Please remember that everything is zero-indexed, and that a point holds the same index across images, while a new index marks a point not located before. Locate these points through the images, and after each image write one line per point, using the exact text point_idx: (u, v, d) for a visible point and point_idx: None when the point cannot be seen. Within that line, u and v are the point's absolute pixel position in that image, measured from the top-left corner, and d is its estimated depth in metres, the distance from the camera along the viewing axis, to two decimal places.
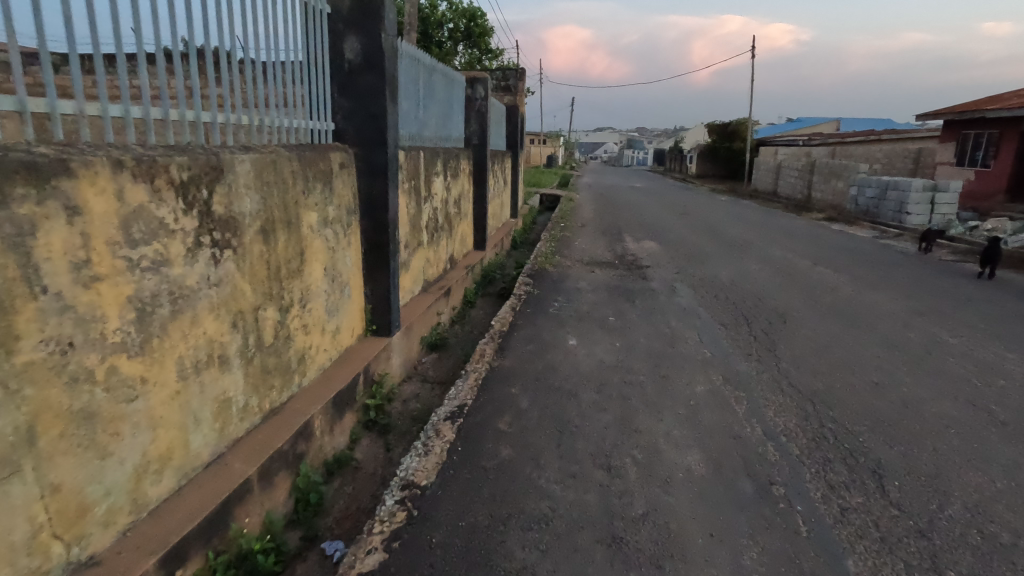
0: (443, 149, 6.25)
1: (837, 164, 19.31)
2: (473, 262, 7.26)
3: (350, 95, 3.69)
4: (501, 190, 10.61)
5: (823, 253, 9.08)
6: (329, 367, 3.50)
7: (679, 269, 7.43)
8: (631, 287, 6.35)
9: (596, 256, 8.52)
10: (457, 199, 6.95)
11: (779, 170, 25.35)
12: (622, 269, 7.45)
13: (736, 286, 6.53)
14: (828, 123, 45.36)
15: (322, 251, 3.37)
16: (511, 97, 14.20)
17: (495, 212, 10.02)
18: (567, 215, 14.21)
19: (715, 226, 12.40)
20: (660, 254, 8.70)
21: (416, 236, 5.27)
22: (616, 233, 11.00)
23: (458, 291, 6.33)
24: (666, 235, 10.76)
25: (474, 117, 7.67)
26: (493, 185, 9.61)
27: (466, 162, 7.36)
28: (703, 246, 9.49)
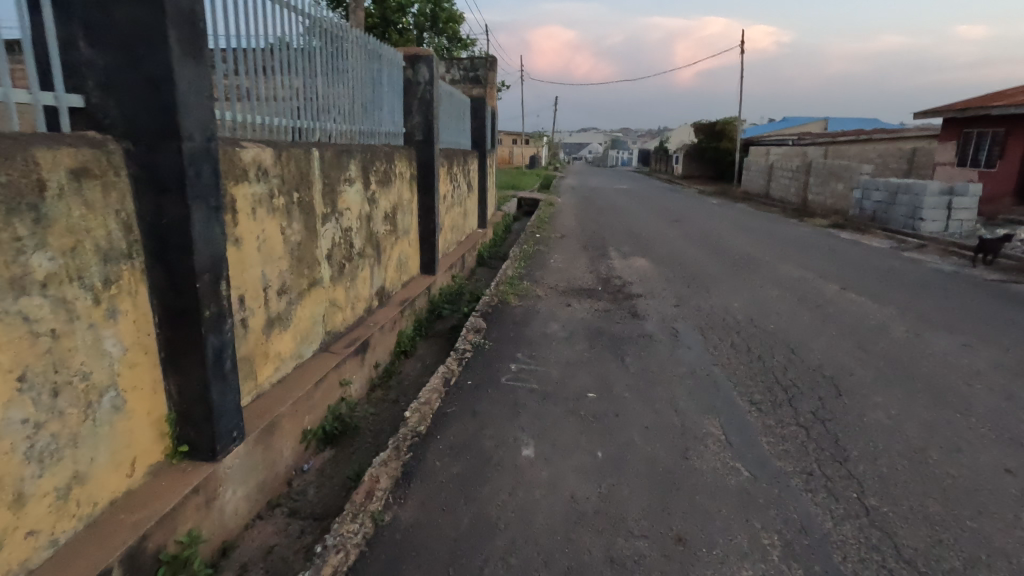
0: (361, 147, 4.59)
1: (835, 165, 18.00)
2: (414, 294, 5.62)
3: (107, 46, 2.02)
4: (462, 198, 8.96)
5: (845, 273, 7.59)
6: (42, 563, 1.82)
7: (678, 299, 5.88)
8: (618, 329, 4.78)
9: (574, 279, 6.92)
10: (389, 212, 5.31)
11: (771, 171, 24.06)
12: (606, 300, 5.88)
13: (755, 327, 4.98)
14: (815, 124, 44.44)
15: (8, 345, 1.69)
16: (481, 89, 12.60)
17: (455, 224, 8.40)
18: (544, 223, 12.63)
19: (713, 237, 10.91)
20: (653, 276, 7.15)
21: (305, 274, 3.62)
22: (602, 247, 9.45)
23: (386, 339, 4.69)
24: (659, 249, 9.23)
25: (416, 107, 6.00)
26: (450, 191, 7.96)
27: (404, 164, 5.71)
28: (704, 264, 7.98)
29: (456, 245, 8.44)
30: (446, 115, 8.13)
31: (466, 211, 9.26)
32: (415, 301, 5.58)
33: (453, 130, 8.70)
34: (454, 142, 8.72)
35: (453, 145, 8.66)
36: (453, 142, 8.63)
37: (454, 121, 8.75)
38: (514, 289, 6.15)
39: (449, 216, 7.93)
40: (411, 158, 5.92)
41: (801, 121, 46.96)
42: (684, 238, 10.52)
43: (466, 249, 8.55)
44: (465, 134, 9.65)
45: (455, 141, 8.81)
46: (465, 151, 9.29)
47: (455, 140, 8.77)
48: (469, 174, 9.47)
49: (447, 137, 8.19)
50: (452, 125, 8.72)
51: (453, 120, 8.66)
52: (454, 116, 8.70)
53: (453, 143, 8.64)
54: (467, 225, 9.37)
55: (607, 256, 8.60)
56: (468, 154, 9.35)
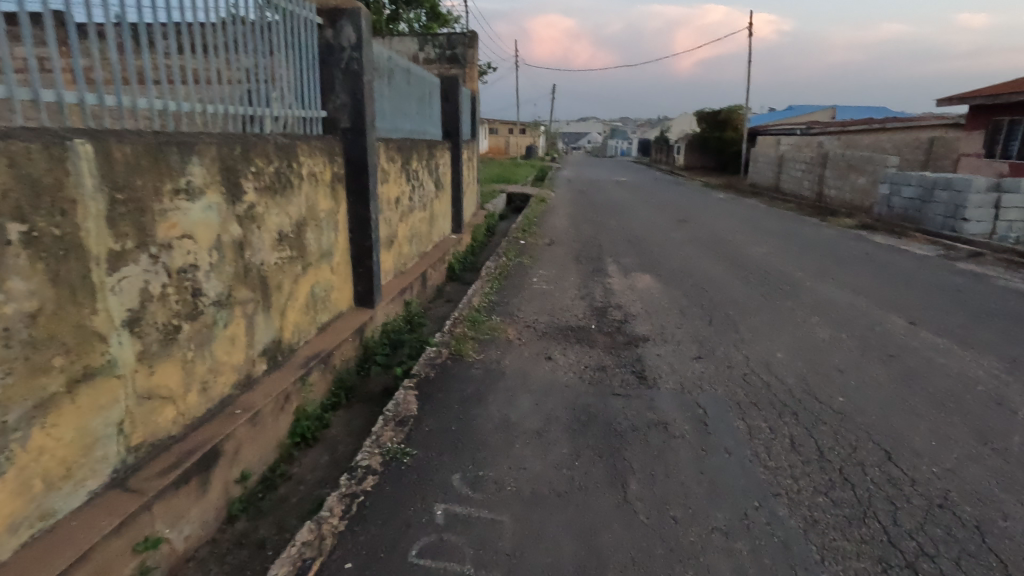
0: (220, 136, 2.99)
1: (857, 157, 16.33)
2: (333, 343, 4.05)
3: None
4: (428, 199, 7.36)
5: (905, 298, 5.98)
6: None
7: (698, 347, 4.31)
8: (616, 411, 3.22)
9: (561, 309, 5.34)
10: (290, 232, 3.72)
11: (781, 162, 22.40)
12: (601, 349, 4.29)
13: (815, 402, 3.42)
14: (823, 112, 42.65)
15: None
16: (459, 69, 10.94)
17: (416, 234, 6.84)
18: (534, 224, 11.02)
19: (729, 242, 9.30)
20: (660, 301, 5.58)
21: (61, 368, 2.04)
22: (599, 257, 7.87)
23: (268, 428, 3.13)
24: (668, 261, 7.62)
25: (341, 83, 4.39)
26: (406, 192, 6.36)
27: (318, 162, 4.11)
28: (724, 283, 6.40)
29: (417, 260, 6.89)
30: (401, 96, 6.47)
31: (433, 215, 7.67)
32: (334, 353, 4.02)
33: (414, 116, 7.05)
34: (416, 131, 7.09)
35: (414, 134, 7.04)
36: (414, 132, 7.03)
37: (415, 104, 7.11)
38: (476, 330, 4.55)
39: (405, 224, 6.36)
40: (332, 152, 4.31)
41: (810, 108, 45.08)
42: (696, 245, 8.90)
43: (431, 262, 7.00)
44: (433, 122, 7.99)
45: (417, 130, 7.17)
46: (432, 141, 7.66)
47: (416, 128, 7.14)
48: (438, 170, 7.86)
49: (404, 125, 6.56)
50: (412, 110, 7.08)
51: (414, 104, 7.02)
52: (414, 98, 7.05)
53: (414, 133, 7.02)
54: (435, 232, 7.80)
55: (603, 271, 7.01)
56: (435, 146, 7.71)
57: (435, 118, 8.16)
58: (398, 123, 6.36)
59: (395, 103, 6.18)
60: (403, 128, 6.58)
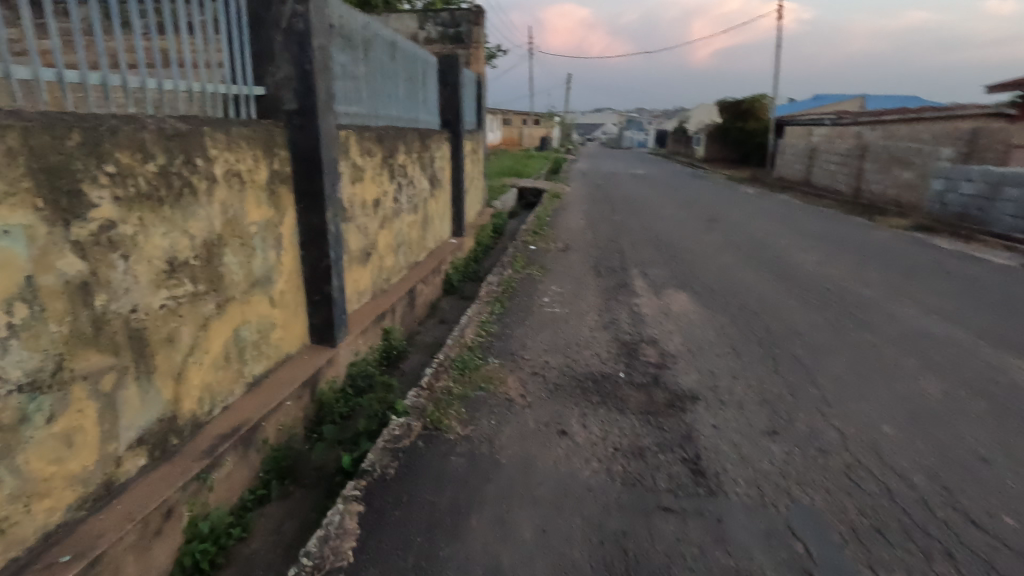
0: (36, 117, 1.87)
1: (902, 148, 14.86)
2: (264, 408, 2.93)
3: None
4: (418, 200, 6.20)
5: (1015, 329, 4.72)
6: None
7: (768, 414, 3.13)
8: (666, 553, 2.07)
9: (579, 345, 4.17)
10: (194, 258, 2.60)
11: (813, 154, 20.87)
12: (635, 416, 3.13)
13: (970, 529, 2.24)
14: (852, 102, 40.74)
15: None
16: (463, 50, 9.73)
17: (403, 242, 5.71)
18: (546, 224, 9.82)
19: (772, 248, 8.04)
20: (704, 334, 4.38)
21: None
22: (622, 267, 6.67)
23: (127, 570, 2.05)
24: (706, 273, 6.40)
25: (282, 49, 3.24)
26: (389, 192, 5.22)
27: (246, 157, 2.97)
28: (781, 305, 5.18)
29: (404, 273, 5.75)
30: (380, 74, 5.29)
31: (426, 218, 6.52)
32: (265, 422, 2.91)
33: (400, 100, 5.87)
34: (402, 117, 5.91)
35: (400, 122, 5.85)
36: (399, 119, 5.84)
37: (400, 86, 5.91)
38: (465, 383, 3.40)
39: (387, 232, 5.23)
40: (268, 143, 3.18)
41: (839, 97, 43.04)
42: (735, 252, 7.66)
43: (423, 276, 5.86)
44: (426, 108, 6.78)
45: (403, 117, 5.99)
46: (425, 130, 6.49)
47: (403, 114, 5.95)
48: (433, 165, 6.71)
49: (384, 110, 5.37)
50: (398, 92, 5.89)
51: (398, 85, 5.83)
52: (399, 78, 5.85)
53: (399, 121, 5.84)
54: (429, 237, 6.66)
55: (629, 286, 5.81)
56: (429, 135, 6.53)
57: (429, 103, 6.96)
58: (376, 107, 5.17)
59: (372, 83, 5.04)
60: (385, 114, 5.40)
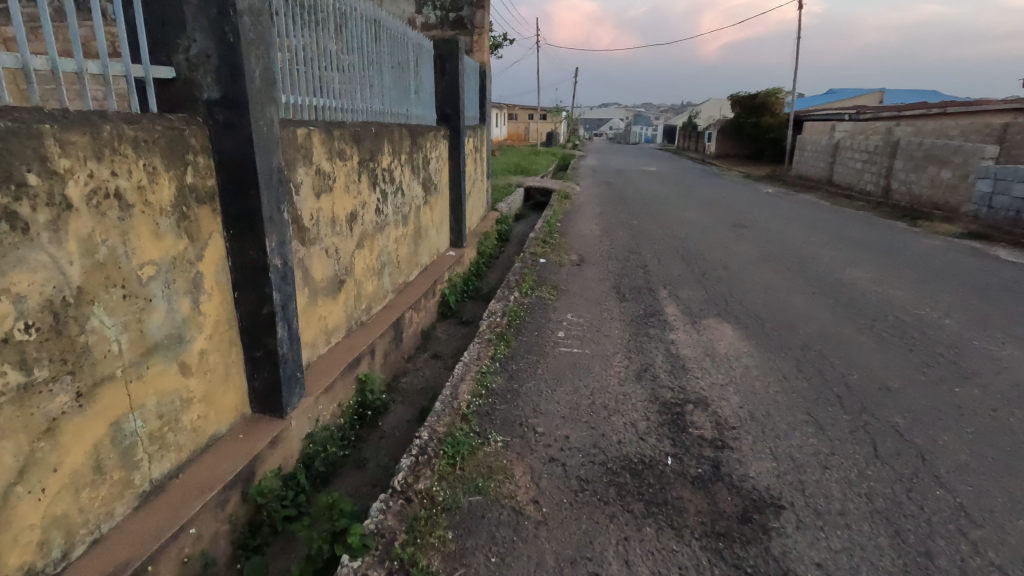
0: None
1: (940, 146, 13.78)
2: (156, 538, 2.00)
3: None
4: (409, 209, 5.24)
5: None
6: None
7: (890, 540, 2.18)
8: None
9: (606, 406, 3.22)
10: (25, 329, 1.66)
11: (837, 151, 19.74)
12: (697, 542, 2.17)
13: None
14: (869, 97, 39.46)
15: None
16: (465, 36, 8.73)
17: (388, 262, 4.77)
18: (556, 230, 8.84)
19: (816, 262, 7.03)
20: (766, 392, 3.41)
21: None
22: (648, 288, 5.68)
23: None
24: (750, 297, 5.40)
25: (198, 12, 2.28)
26: (369, 203, 4.27)
27: (132, 168, 2.03)
28: (851, 344, 4.20)
29: (390, 298, 4.82)
30: (357, 58, 4.31)
31: (418, 230, 5.58)
32: (158, 560, 1.98)
33: (384, 91, 4.90)
34: (387, 111, 4.93)
35: (384, 116, 4.88)
36: (383, 113, 4.87)
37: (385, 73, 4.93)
38: (455, 480, 2.45)
39: (367, 251, 4.29)
40: (174, 146, 2.22)
41: (854, 92, 41.77)
42: (775, 267, 6.66)
43: (412, 301, 4.92)
44: (417, 100, 5.80)
45: (389, 111, 5.01)
46: (417, 126, 5.52)
47: (388, 108, 4.97)
48: (426, 167, 5.74)
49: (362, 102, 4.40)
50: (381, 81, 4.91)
51: (382, 73, 4.85)
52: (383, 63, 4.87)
53: (383, 115, 4.87)
54: (421, 251, 5.71)
55: (659, 315, 4.83)
56: (421, 132, 5.56)
57: (422, 94, 5.97)
58: (351, 98, 4.20)
59: (340, 77, 4.06)
60: (363, 106, 4.43)
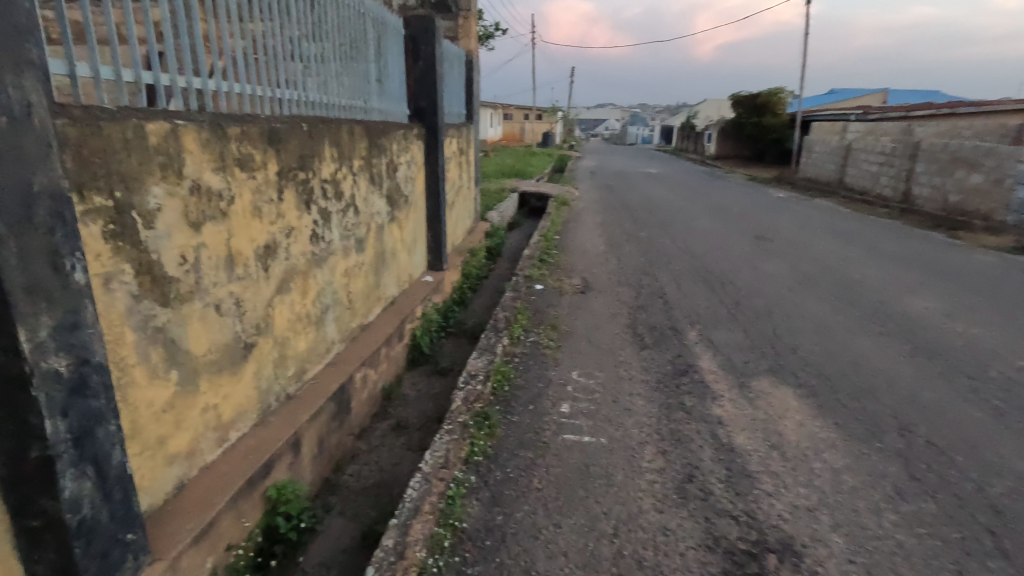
0: None
1: (969, 148, 12.74)
2: None
3: None
4: (365, 230, 4.04)
5: None
6: None
7: None
8: None
9: (643, 564, 2.04)
10: None
11: (848, 153, 18.70)
12: None
13: None
14: (872, 97, 38.70)
15: None
16: (449, 20, 7.51)
17: (334, 304, 3.58)
18: (554, 245, 7.67)
19: (866, 286, 5.89)
20: (882, 529, 2.24)
21: None
22: (673, 328, 4.53)
23: None
24: (802, 341, 4.25)
25: None
26: (299, 229, 3.08)
27: None
28: (965, 425, 3.06)
29: (337, 351, 3.64)
30: (276, 27, 3.10)
31: (380, 257, 4.39)
32: None
33: (324, 76, 3.70)
34: (329, 104, 3.74)
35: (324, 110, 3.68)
36: (324, 106, 3.67)
37: (324, 52, 3.73)
38: None
39: (296, 296, 3.09)
40: None
41: (855, 91, 41.02)
42: (820, 295, 5.51)
43: (369, 354, 3.73)
44: (378, 91, 4.59)
45: (333, 103, 3.80)
46: (378, 124, 4.31)
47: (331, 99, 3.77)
48: (391, 175, 4.55)
49: (285, 89, 3.20)
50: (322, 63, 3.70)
51: (319, 51, 3.65)
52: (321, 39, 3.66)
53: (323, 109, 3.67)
54: (386, 282, 4.53)
55: (693, 372, 3.67)
56: (384, 131, 4.36)
57: (386, 84, 4.76)
58: (263, 82, 2.99)
59: (252, 62, 2.90)
60: (287, 95, 3.22)
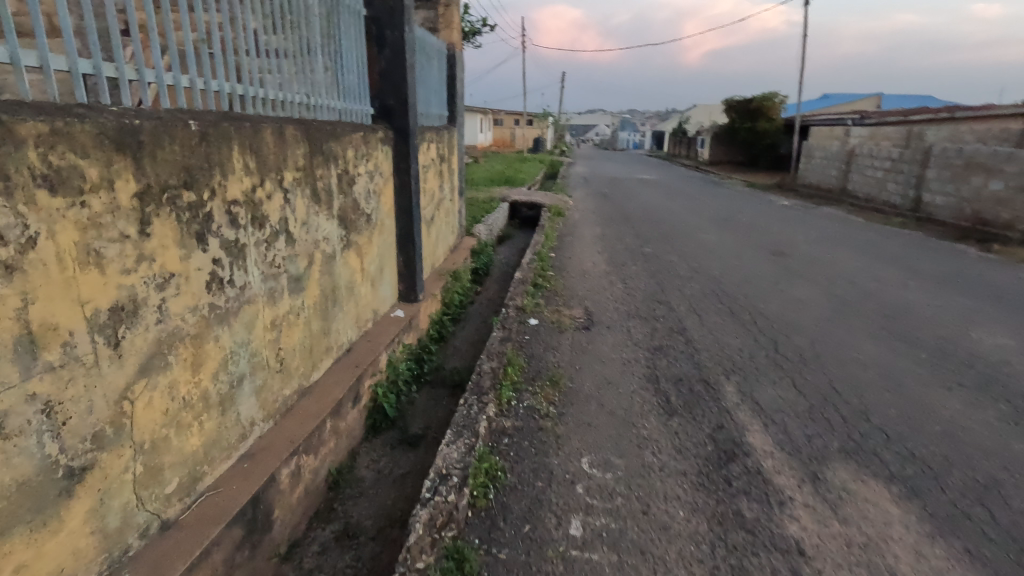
0: None
1: (986, 154, 12.02)
2: None
3: None
4: (303, 264, 3.04)
5: None
6: None
7: None
8: None
9: None
10: None
11: (850, 159, 18.01)
12: None
13: None
14: (863, 101, 38.42)
15: None
16: (426, 7, 6.51)
17: (253, 370, 2.59)
18: (549, 265, 6.71)
19: (918, 316, 5.00)
20: None
21: None
22: (704, 382, 3.60)
23: None
24: (873, 401, 3.33)
25: None
26: (184, 276, 2.10)
27: None
28: None
29: (260, 434, 2.65)
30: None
31: (329, 296, 3.40)
32: None
33: (255, 59, 2.85)
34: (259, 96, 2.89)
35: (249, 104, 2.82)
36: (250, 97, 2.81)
37: (263, 32, 2.92)
38: None
39: (181, 373, 2.10)
40: None
41: (846, 96, 40.72)
42: (870, 330, 4.61)
43: (306, 436, 2.74)
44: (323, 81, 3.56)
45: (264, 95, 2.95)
46: (325, 124, 3.33)
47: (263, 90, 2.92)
48: (344, 190, 3.56)
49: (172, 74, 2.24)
50: (233, 36, 2.69)
51: (255, 29, 2.83)
52: (259, 16, 2.85)
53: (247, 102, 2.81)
54: (338, 326, 3.55)
55: (745, 457, 2.73)
56: (334, 134, 3.36)
57: (336, 72, 3.74)
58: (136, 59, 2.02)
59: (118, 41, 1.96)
60: (181, 83, 2.31)
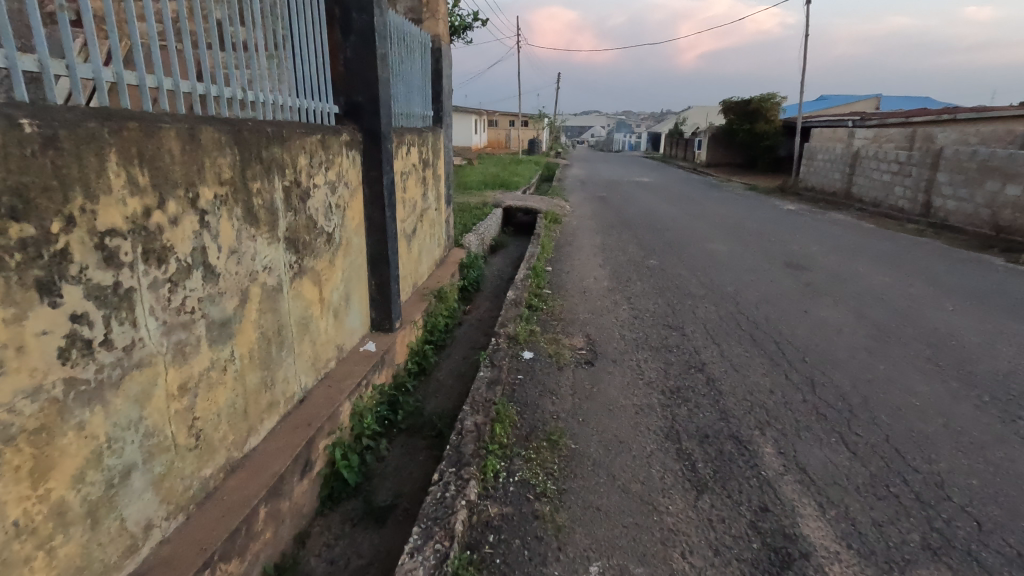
0: None
1: (1002, 158, 11.46)
2: None
3: None
4: (233, 304, 2.38)
5: None
6: None
7: None
8: None
9: None
10: None
11: (855, 161, 17.46)
12: None
13: None
14: (861, 102, 38.05)
15: None
16: None
17: (151, 455, 1.93)
18: (546, 281, 6.05)
19: (967, 345, 4.38)
20: None
21: None
22: (734, 439, 2.97)
23: None
24: (945, 468, 2.71)
25: None
26: (14, 347, 1.43)
27: None
28: None
29: (162, 538, 1.99)
30: None
31: (273, 338, 2.74)
32: None
33: (215, 50, 2.45)
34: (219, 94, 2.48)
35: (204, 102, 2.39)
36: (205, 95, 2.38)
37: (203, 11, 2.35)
38: None
39: (11, 489, 1.44)
40: None
41: (843, 97, 40.36)
42: (918, 364, 3.99)
43: (227, 536, 2.08)
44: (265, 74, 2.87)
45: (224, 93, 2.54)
46: (267, 125, 2.66)
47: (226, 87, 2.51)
48: (295, 206, 2.90)
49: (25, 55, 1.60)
50: (119, 5, 2.00)
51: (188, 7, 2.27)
52: (225, 4, 2.49)
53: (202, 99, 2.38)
54: (288, 372, 2.89)
55: (802, 561, 2.10)
56: (279, 137, 2.70)
57: (284, 63, 3.07)
58: None
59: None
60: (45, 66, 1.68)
